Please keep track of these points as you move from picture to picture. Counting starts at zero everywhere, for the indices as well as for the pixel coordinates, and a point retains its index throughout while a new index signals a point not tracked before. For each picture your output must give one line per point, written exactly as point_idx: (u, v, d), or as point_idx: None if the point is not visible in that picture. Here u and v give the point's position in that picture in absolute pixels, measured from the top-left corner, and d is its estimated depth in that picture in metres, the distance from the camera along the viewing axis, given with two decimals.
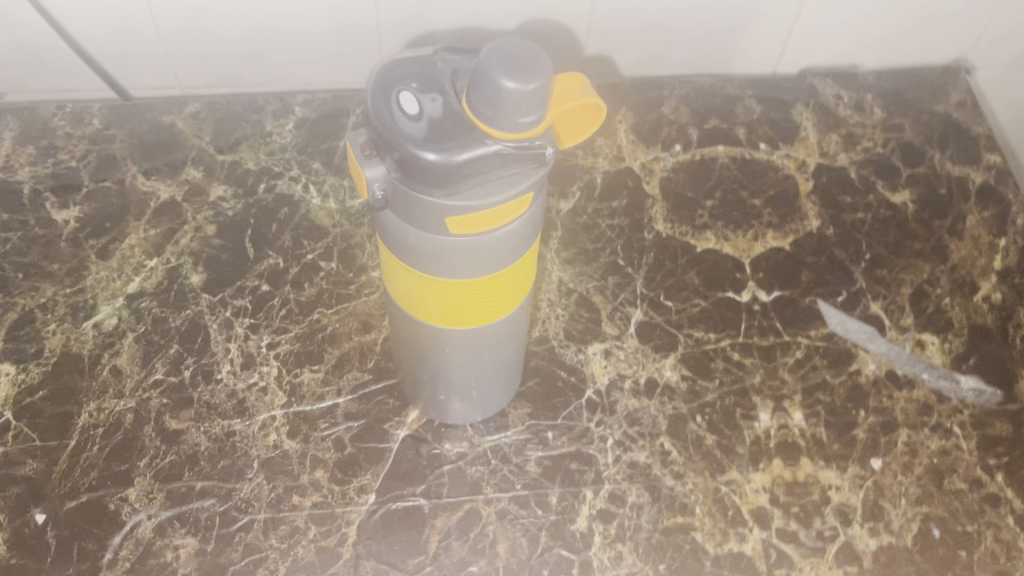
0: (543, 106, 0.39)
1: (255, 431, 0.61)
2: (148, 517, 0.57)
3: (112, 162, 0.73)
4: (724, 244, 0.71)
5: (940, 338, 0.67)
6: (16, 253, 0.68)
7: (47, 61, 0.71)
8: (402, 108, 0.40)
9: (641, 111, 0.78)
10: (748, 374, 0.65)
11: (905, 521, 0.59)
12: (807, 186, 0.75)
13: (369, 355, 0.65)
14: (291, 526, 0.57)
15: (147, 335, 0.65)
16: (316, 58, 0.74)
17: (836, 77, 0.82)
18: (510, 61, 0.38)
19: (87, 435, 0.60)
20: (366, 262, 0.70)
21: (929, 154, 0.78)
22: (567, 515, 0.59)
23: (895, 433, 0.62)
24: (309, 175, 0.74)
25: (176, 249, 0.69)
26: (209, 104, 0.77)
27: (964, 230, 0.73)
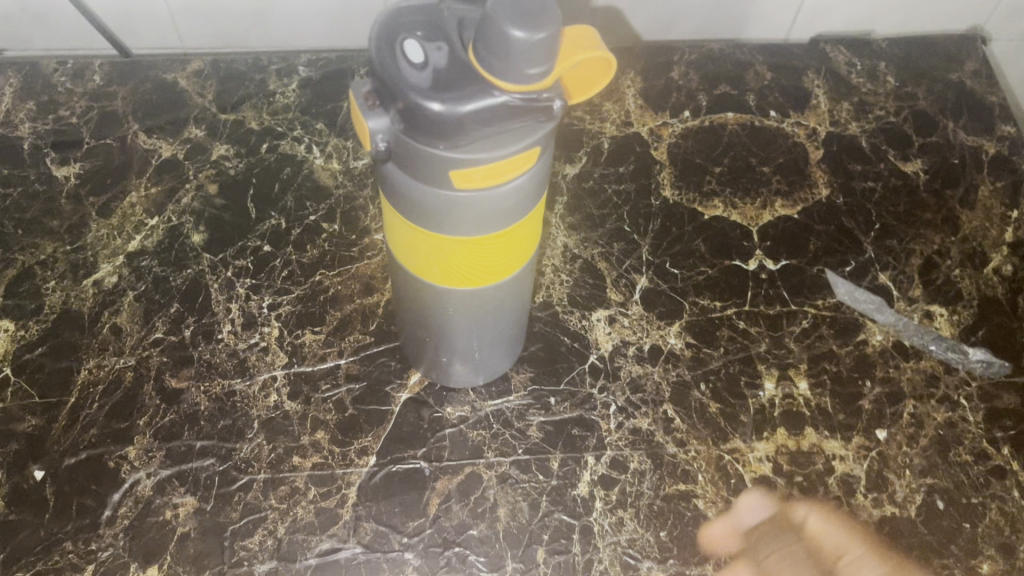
0: (552, 57, 0.37)
1: (256, 391, 0.61)
2: (148, 475, 0.57)
3: (113, 119, 0.72)
4: (732, 212, 0.70)
5: (949, 309, 0.66)
6: (16, 209, 0.67)
7: (50, 14, 0.70)
8: (406, 57, 0.39)
9: (650, 76, 0.77)
10: (753, 343, 0.64)
11: (909, 492, 0.58)
12: (818, 154, 0.74)
13: (371, 317, 0.64)
14: (290, 487, 0.57)
15: (148, 294, 0.64)
16: (321, 15, 0.73)
17: (848, 45, 0.81)
18: (519, 10, 0.36)
19: (87, 393, 0.60)
20: (368, 224, 0.69)
21: (942, 123, 0.76)
22: (568, 480, 0.58)
23: (901, 404, 0.62)
24: (311, 135, 0.73)
25: (177, 208, 0.68)
26: (212, 63, 0.76)
27: (976, 201, 0.72)
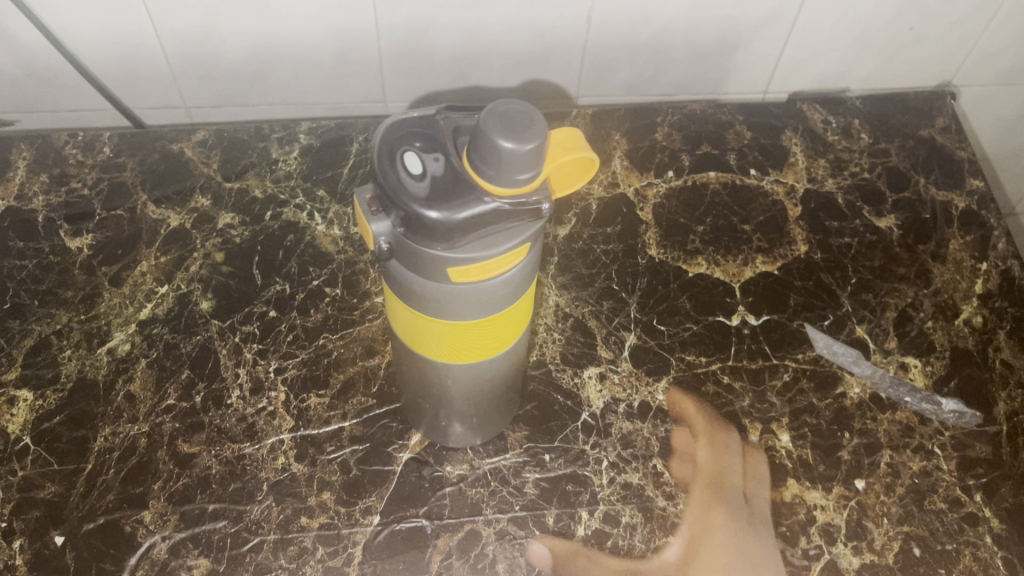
0: (539, 163, 0.41)
1: (264, 454, 0.63)
2: (162, 538, 0.60)
3: (123, 191, 0.77)
4: (715, 269, 0.74)
5: (922, 361, 0.69)
6: (32, 280, 0.71)
7: (56, 81, 0.75)
8: (406, 168, 0.43)
9: (635, 138, 0.82)
10: (737, 398, 0.67)
11: (887, 540, 0.61)
12: (795, 212, 0.78)
13: (372, 380, 0.67)
14: (299, 546, 0.60)
15: (159, 361, 0.67)
16: (319, 80, 0.78)
17: (824, 103, 0.86)
18: (508, 122, 0.40)
19: (104, 459, 0.63)
20: (369, 287, 0.72)
21: (914, 178, 0.81)
22: (564, 535, 0.61)
23: (878, 454, 0.65)
24: (313, 203, 0.77)
25: (186, 276, 0.72)
26: (217, 133, 0.81)
27: (947, 254, 0.76)
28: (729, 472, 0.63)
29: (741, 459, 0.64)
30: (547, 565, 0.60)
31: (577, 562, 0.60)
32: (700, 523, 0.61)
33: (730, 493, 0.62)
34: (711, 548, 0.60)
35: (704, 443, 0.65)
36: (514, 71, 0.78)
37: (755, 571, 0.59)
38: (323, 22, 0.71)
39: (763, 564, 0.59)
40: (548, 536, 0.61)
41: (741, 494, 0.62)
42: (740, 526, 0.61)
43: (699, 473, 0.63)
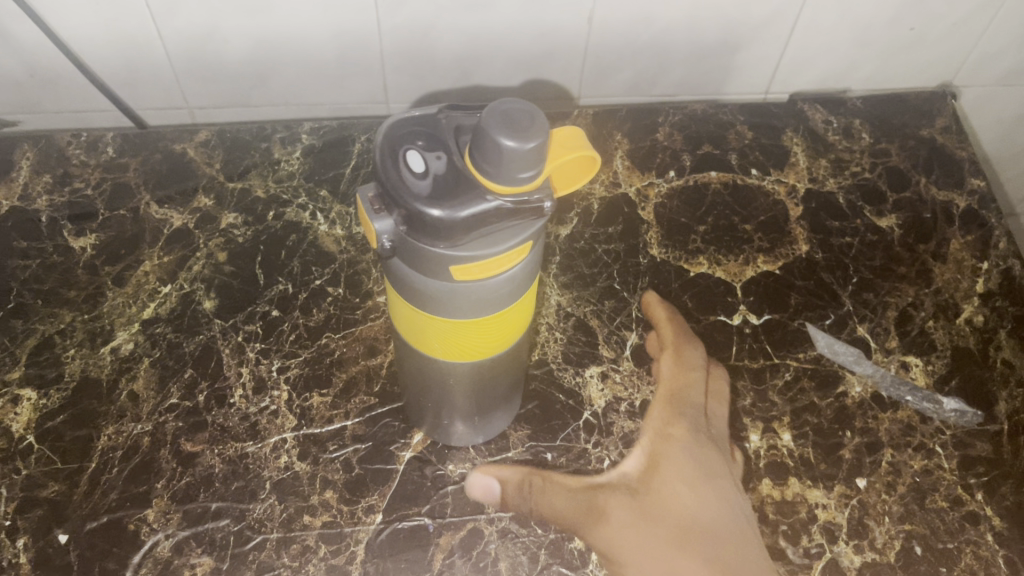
0: (541, 161, 0.41)
1: (267, 453, 0.64)
2: (166, 536, 0.60)
3: (126, 191, 0.77)
4: (716, 269, 0.74)
5: (923, 360, 0.70)
6: (35, 280, 0.71)
7: (59, 82, 0.75)
8: (409, 167, 0.43)
9: (637, 138, 0.82)
10: (739, 397, 0.67)
11: (888, 538, 0.61)
12: (796, 211, 0.78)
13: (374, 379, 0.68)
14: (302, 545, 0.60)
15: (162, 360, 0.67)
16: (321, 81, 0.78)
17: (825, 104, 0.86)
18: (511, 121, 0.40)
19: (107, 457, 0.63)
20: (371, 287, 0.72)
21: (915, 178, 0.81)
22: (566, 533, 0.61)
23: (879, 453, 0.65)
24: (316, 203, 0.77)
25: (189, 276, 0.72)
26: (220, 133, 0.81)
27: (948, 254, 0.76)
28: (692, 388, 0.67)
29: (703, 376, 0.67)
30: (496, 494, 0.63)
31: (528, 487, 0.63)
32: (661, 436, 0.64)
33: (691, 406, 0.66)
34: (670, 455, 0.63)
35: (668, 361, 0.68)
36: (516, 71, 0.79)
37: (712, 475, 0.62)
38: (325, 23, 0.71)
39: (719, 470, 0.62)
40: (488, 467, 0.64)
41: (701, 407, 0.66)
42: (698, 435, 0.64)
43: (663, 389, 0.67)
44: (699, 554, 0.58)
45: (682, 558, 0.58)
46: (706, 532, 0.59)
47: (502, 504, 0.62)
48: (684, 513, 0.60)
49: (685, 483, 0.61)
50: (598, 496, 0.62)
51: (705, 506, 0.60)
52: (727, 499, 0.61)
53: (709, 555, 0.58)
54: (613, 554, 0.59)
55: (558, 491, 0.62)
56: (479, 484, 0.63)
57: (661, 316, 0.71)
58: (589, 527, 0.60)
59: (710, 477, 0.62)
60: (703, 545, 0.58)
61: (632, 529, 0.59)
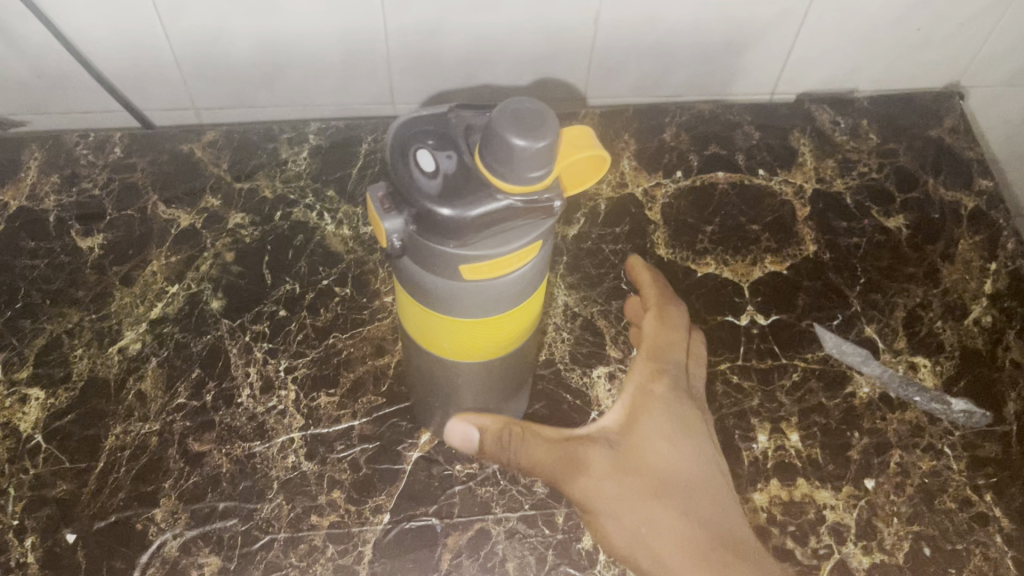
0: (551, 160, 0.41)
1: (275, 452, 0.64)
2: (174, 536, 0.60)
3: (134, 191, 0.77)
4: (724, 269, 0.74)
5: (932, 361, 0.69)
6: (43, 280, 0.71)
7: (66, 81, 0.76)
8: (419, 166, 0.43)
9: (644, 138, 0.82)
10: (746, 398, 0.67)
11: (897, 539, 0.61)
12: (804, 212, 0.78)
13: (382, 379, 0.68)
14: (309, 545, 0.60)
15: (170, 360, 0.67)
16: (327, 81, 0.78)
17: (832, 104, 0.86)
18: (521, 120, 0.40)
19: (115, 457, 0.63)
20: (379, 287, 0.72)
21: (922, 179, 0.81)
22: (573, 534, 0.61)
23: (888, 454, 0.65)
24: (323, 203, 0.77)
25: (196, 275, 0.72)
26: (227, 133, 0.81)
27: (956, 254, 0.76)
28: (673, 347, 0.66)
29: (683, 336, 0.67)
30: (474, 444, 0.60)
31: (508, 437, 0.59)
32: (643, 395, 0.62)
33: (673, 364, 0.64)
34: (652, 413, 0.61)
35: (650, 321, 0.68)
36: (523, 71, 0.79)
37: (694, 432, 0.61)
38: (331, 23, 0.71)
39: (697, 425, 0.62)
40: (468, 414, 0.60)
41: (682, 365, 0.64)
42: (679, 392, 0.62)
43: (645, 346, 0.66)
44: (675, 507, 0.58)
45: (659, 511, 0.58)
46: (683, 486, 0.59)
47: (482, 453, 0.60)
48: (664, 466, 0.59)
49: (667, 439, 0.60)
50: (576, 448, 0.60)
51: (684, 461, 0.60)
52: (704, 455, 0.61)
53: (685, 508, 0.58)
54: (590, 504, 0.58)
55: (537, 441, 0.60)
56: (456, 432, 0.60)
57: (646, 278, 0.72)
58: (568, 478, 0.59)
59: (690, 432, 0.61)
60: (680, 499, 0.58)
61: (612, 481, 0.58)
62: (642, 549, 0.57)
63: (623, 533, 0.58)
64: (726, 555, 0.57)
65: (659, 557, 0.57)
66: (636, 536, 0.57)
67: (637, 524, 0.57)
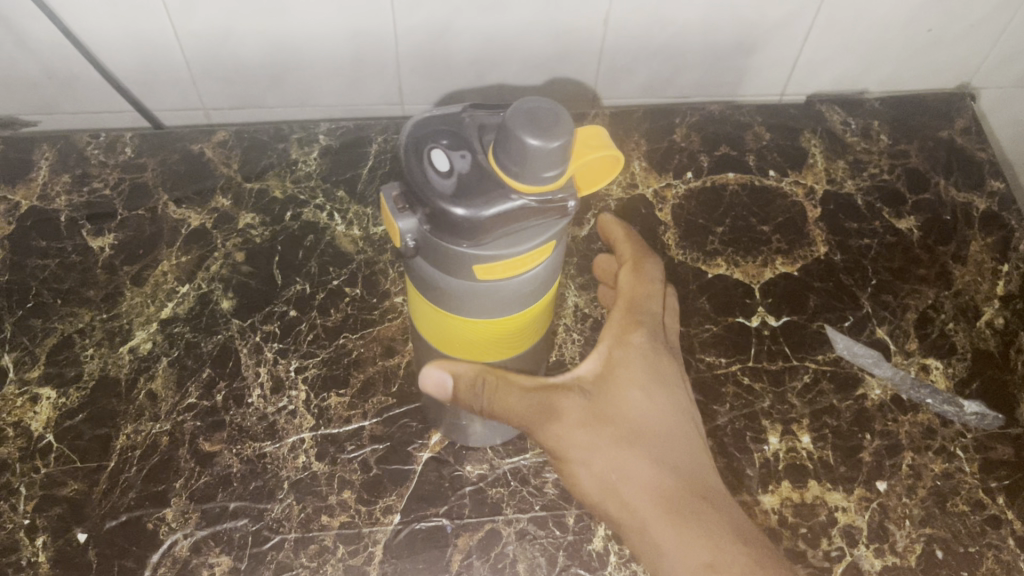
0: (565, 160, 0.41)
1: (285, 453, 0.64)
2: (184, 536, 0.60)
3: (144, 191, 0.77)
4: (734, 270, 0.74)
5: (944, 362, 0.69)
6: (54, 279, 0.72)
7: (76, 83, 0.77)
8: (433, 166, 0.43)
9: (654, 139, 0.82)
10: (757, 399, 0.67)
11: (909, 542, 0.61)
12: (814, 213, 0.78)
13: (392, 379, 0.68)
14: (320, 545, 0.60)
15: (180, 360, 0.67)
16: (337, 81, 0.78)
17: (843, 105, 0.86)
18: (535, 119, 0.40)
19: (126, 457, 0.63)
20: (389, 287, 0.72)
21: (934, 180, 0.80)
22: (584, 535, 0.61)
23: (900, 456, 0.64)
24: (333, 203, 0.77)
25: (207, 275, 0.72)
26: (237, 134, 0.81)
27: (968, 256, 0.75)
28: (652, 298, 0.61)
29: (662, 286, 0.62)
30: (449, 391, 0.53)
31: (481, 385, 0.53)
32: (622, 342, 0.59)
33: (651, 315, 0.60)
34: (630, 362, 0.58)
35: (627, 271, 0.63)
36: (533, 72, 0.79)
37: (671, 385, 0.59)
38: (341, 24, 0.71)
39: (674, 377, 0.59)
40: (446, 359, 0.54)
41: (661, 318, 0.61)
42: (659, 344, 0.59)
43: (621, 297, 0.62)
44: (649, 456, 0.56)
45: (632, 459, 0.56)
46: (657, 436, 0.57)
47: (456, 401, 0.54)
48: (638, 416, 0.57)
49: (643, 388, 0.57)
50: (549, 393, 0.55)
51: (660, 412, 0.57)
52: (680, 407, 0.58)
53: (659, 458, 0.56)
54: (560, 452, 0.56)
55: (510, 388, 0.54)
56: (431, 376, 0.53)
57: (619, 234, 0.67)
58: (539, 426, 0.55)
59: (667, 383, 0.58)
60: (654, 449, 0.56)
61: (584, 430, 0.55)
62: (613, 498, 0.55)
63: (594, 481, 0.56)
64: (699, 506, 0.55)
65: (630, 506, 0.55)
66: (608, 485, 0.55)
67: (608, 472, 0.55)
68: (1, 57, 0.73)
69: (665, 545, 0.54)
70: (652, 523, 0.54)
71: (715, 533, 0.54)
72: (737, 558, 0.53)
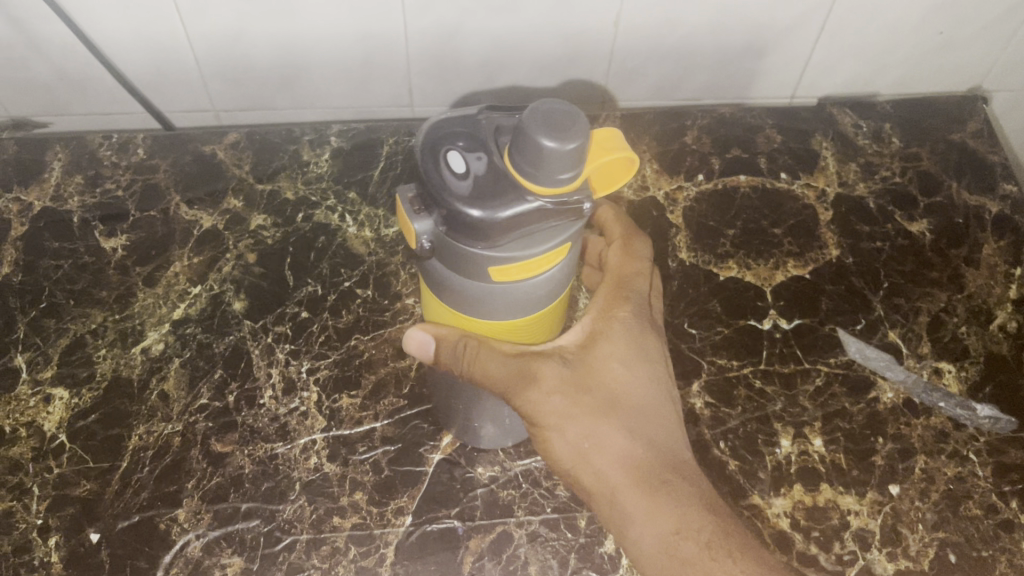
0: (580, 162, 0.41)
1: (297, 454, 0.64)
2: (196, 536, 0.60)
3: (157, 192, 0.77)
4: (746, 272, 0.74)
5: (956, 366, 0.69)
6: (67, 280, 0.72)
7: (87, 84, 0.77)
8: (449, 168, 0.43)
9: (665, 141, 0.82)
10: (769, 402, 0.67)
11: (922, 546, 0.60)
12: (826, 216, 0.78)
13: (404, 381, 0.68)
14: (331, 547, 0.60)
15: (192, 361, 0.68)
16: (348, 83, 0.78)
17: (854, 107, 0.85)
18: (551, 121, 0.40)
19: (138, 457, 0.63)
20: (400, 289, 0.72)
21: (946, 182, 0.80)
22: (596, 538, 0.61)
23: (912, 459, 0.64)
24: (345, 205, 0.77)
25: (218, 276, 0.72)
26: (248, 135, 0.81)
27: (980, 259, 0.75)
28: (640, 277, 0.62)
29: (649, 264, 0.63)
30: (430, 353, 0.54)
31: (462, 349, 0.52)
32: (605, 317, 0.60)
33: (636, 291, 0.61)
34: (613, 336, 0.59)
35: (616, 245, 0.63)
36: (544, 74, 0.79)
37: (653, 361, 0.60)
38: (351, 26, 0.72)
39: (655, 352, 0.60)
40: (428, 322, 0.54)
41: (646, 295, 0.62)
42: (643, 320, 0.60)
43: (609, 271, 0.62)
44: (623, 428, 0.58)
45: (606, 429, 0.57)
46: (632, 409, 0.58)
47: (437, 362, 0.54)
48: (617, 389, 0.58)
49: (624, 362, 0.58)
50: (530, 361, 0.54)
51: (638, 386, 0.58)
52: (658, 380, 0.59)
53: (632, 430, 0.58)
54: (537, 419, 0.56)
55: (492, 353, 0.53)
56: (414, 338, 0.54)
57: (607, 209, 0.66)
58: (520, 393, 0.55)
59: (647, 357, 0.59)
60: (628, 420, 0.58)
61: (561, 399, 0.56)
62: (584, 465, 0.57)
63: (567, 448, 0.57)
64: (669, 475, 0.57)
65: (601, 473, 0.57)
66: (581, 452, 0.57)
67: (582, 440, 0.57)
68: (14, 59, 0.74)
69: (632, 512, 0.56)
70: (622, 492, 0.56)
71: (683, 502, 0.56)
72: (702, 527, 0.55)
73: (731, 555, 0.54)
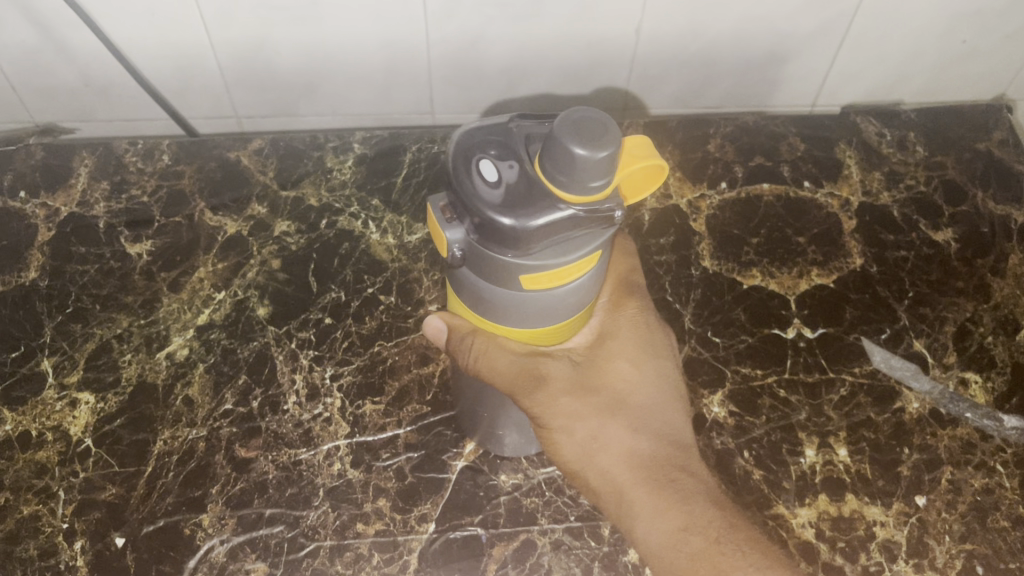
0: (612, 170, 0.41)
1: (320, 460, 0.64)
2: (220, 542, 0.60)
3: (181, 198, 0.78)
4: (769, 281, 0.74)
5: (983, 376, 0.68)
6: (93, 285, 0.72)
7: (112, 90, 0.78)
8: (481, 177, 0.43)
9: (688, 149, 0.82)
10: (794, 411, 0.66)
11: (949, 558, 0.60)
12: (850, 225, 0.77)
13: (427, 387, 0.68)
14: (355, 553, 0.60)
15: (216, 366, 0.68)
16: (371, 90, 0.79)
17: (878, 116, 0.85)
18: (583, 130, 0.40)
19: (163, 462, 0.63)
20: (423, 296, 0.72)
21: (972, 191, 0.79)
22: (619, 546, 0.60)
23: (939, 470, 0.64)
24: (368, 212, 0.78)
25: (243, 282, 0.73)
26: (272, 141, 0.82)
27: (1006, 269, 0.75)
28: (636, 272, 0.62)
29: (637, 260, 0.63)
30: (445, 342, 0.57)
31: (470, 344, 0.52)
32: (612, 315, 0.59)
33: (638, 289, 0.61)
34: (619, 335, 0.59)
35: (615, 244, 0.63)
36: (566, 81, 0.79)
37: (658, 358, 0.60)
38: (374, 33, 0.72)
39: (660, 350, 0.60)
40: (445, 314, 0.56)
41: (644, 288, 0.62)
42: (648, 316, 0.60)
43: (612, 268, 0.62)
44: (629, 425, 0.58)
45: (612, 427, 0.57)
46: (638, 406, 0.58)
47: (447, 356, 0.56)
48: (623, 386, 0.59)
49: (630, 361, 0.59)
50: (538, 359, 0.54)
51: (643, 384, 0.59)
52: (664, 378, 0.60)
53: (639, 426, 0.58)
54: (544, 419, 0.56)
55: (501, 351, 0.52)
56: (431, 328, 0.57)
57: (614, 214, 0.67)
58: (527, 392, 0.54)
59: (652, 355, 0.60)
60: (635, 418, 0.58)
61: (569, 398, 0.56)
62: (591, 464, 0.57)
63: (575, 448, 0.57)
64: (676, 474, 0.57)
65: (608, 472, 0.57)
66: (588, 451, 0.57)
67: (589, 439, 0.57)
68: (41, 65, 0.74)
69: (639, 510, 0.55)
70: (629, 488, 0.56)
71: (690, 499, 0.56)
72: (709, 523, 0.55)
73: (740, 551, 0.53)
